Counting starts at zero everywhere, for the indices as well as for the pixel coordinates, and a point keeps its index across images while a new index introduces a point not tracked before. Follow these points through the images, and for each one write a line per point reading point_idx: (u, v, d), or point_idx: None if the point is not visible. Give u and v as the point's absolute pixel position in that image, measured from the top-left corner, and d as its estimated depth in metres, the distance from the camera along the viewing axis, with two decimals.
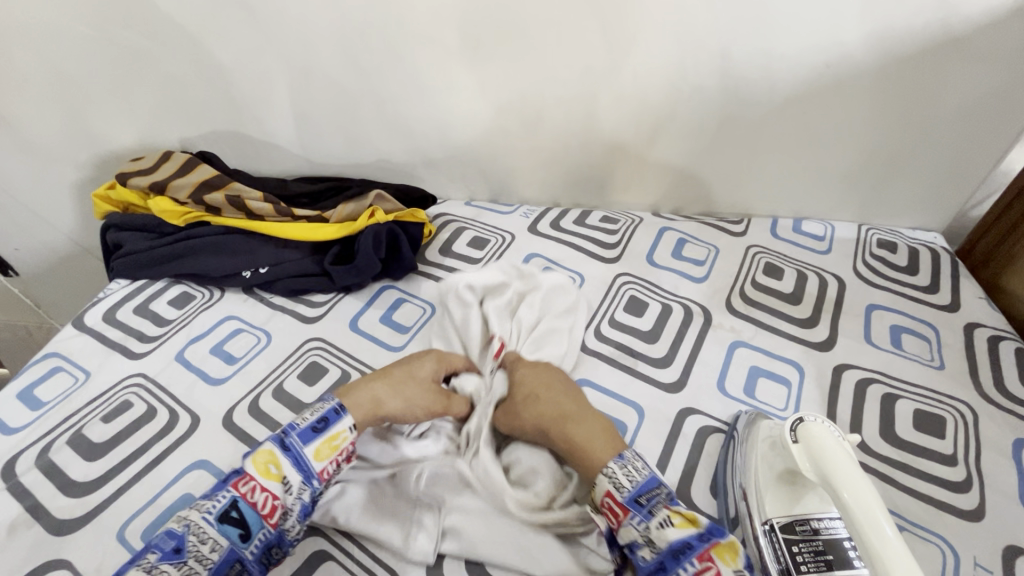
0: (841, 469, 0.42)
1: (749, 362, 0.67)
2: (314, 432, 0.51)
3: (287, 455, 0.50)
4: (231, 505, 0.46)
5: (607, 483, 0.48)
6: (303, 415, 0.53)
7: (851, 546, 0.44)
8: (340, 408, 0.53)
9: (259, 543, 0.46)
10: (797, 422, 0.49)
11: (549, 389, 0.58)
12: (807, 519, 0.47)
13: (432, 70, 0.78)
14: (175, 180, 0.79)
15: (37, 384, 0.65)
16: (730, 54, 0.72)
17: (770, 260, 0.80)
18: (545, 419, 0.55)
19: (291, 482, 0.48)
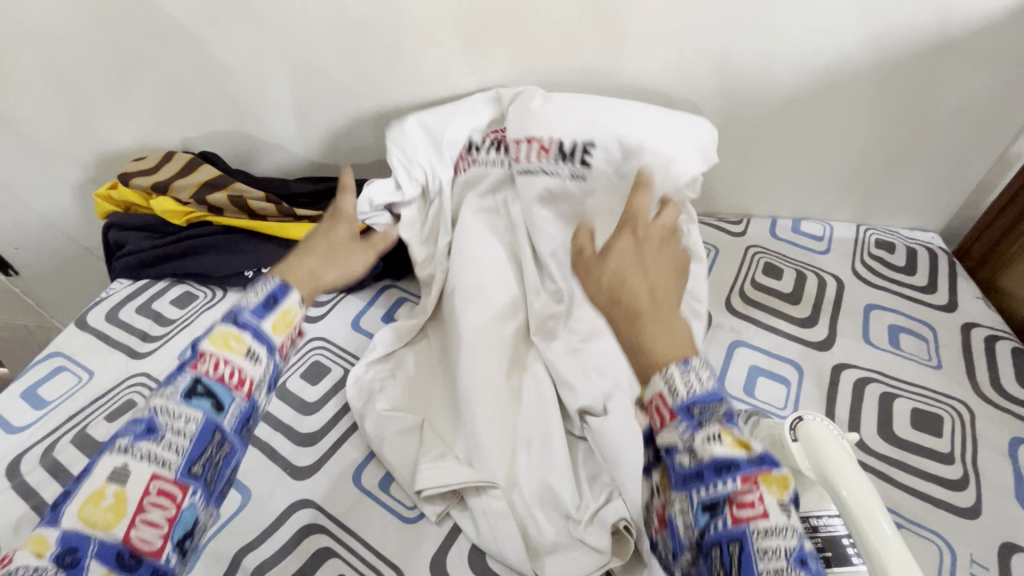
0: (842, 470, 0.43)
1: (749, 361, 0.68)
2: (263, 307, 0.44)
3: (244, 329, 0.42)
4: (196, 381, 0.40)
5: (659, 384, 0.38)
6: (248, 294, 0.45)
7: (849, 544, 0.46)
8: (286, 281, 0.46)
9: (237, 415, 0.41)
10: (796, 421, 0.49)
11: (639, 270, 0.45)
12: (807, 517, 0.47)
13: (434, 71, 0.79)
14: (177, 180, 0.78)
15: (41, 384, 0.65)
16: (730, 56, 0.73)
17: (770, 260, 0.80)
18: (615, 307, 0.44)
19: (255, 352, 0.42)
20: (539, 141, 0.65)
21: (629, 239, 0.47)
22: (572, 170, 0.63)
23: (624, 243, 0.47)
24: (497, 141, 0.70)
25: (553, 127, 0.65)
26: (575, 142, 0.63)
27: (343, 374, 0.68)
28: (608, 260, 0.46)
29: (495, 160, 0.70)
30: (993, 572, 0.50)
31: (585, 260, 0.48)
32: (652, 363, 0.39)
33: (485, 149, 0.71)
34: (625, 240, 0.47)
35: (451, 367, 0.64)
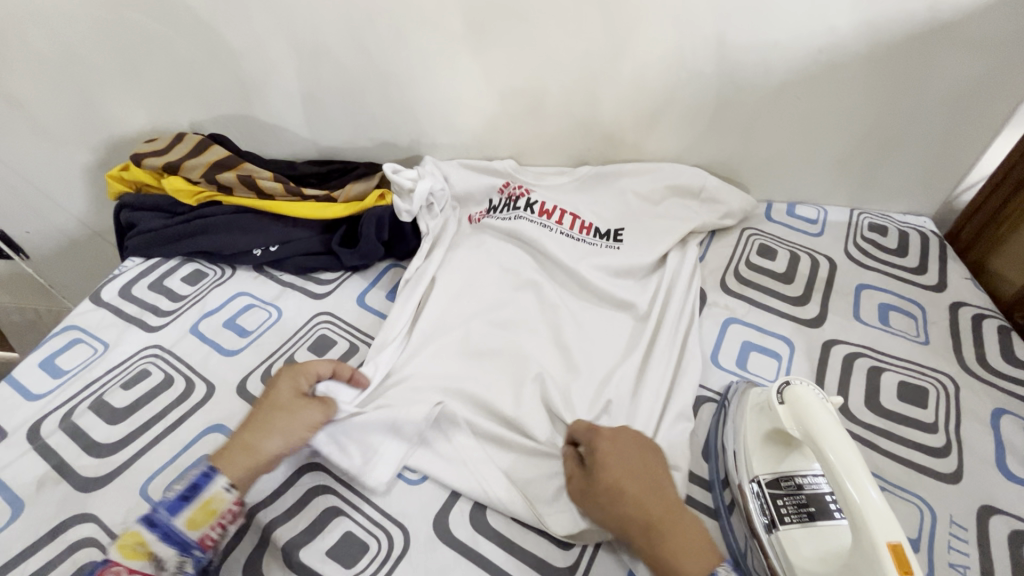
0: (825, 429, 0.45)
1: (742, 337, 0.70)
2: (183, 503, 0.50)
3: (154, 531, 0.48)
4: None
5: None
6: (174, 486, 0.51)
7: (832, 499, 0.48)
8: (210, 470, 0.51)
9: None
10: (784, 385, 0.51)
11: (631, 479, 0.51)
12: (792, 476, 0.50)
13: (437, 55, 0.81)
14: (188, 160, 0.80)
15: (57, 354, 0.67)
16: (726, 40, 0.74)
17: (765, 242, 0.82)
18: (633, 517, 0.49)
19: (162, 558, 0.47)
20: (581, 220, 0.80)
21: (606, 442, 0.54)
22: (608, 244, 0.78)
23: (603, 448, 0.54)
24: (507, 197, 0.82)
25: (592, 216, 0.81)
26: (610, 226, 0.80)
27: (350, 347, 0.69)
28: (596, 474, 0.52)
29: (532, 220, 0.79)
30: (971, 533, 0.52)
31: (577, 483, 0.54)
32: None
33: (500, 209, 0.81)
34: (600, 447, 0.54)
35: (454, 356, 0.66)
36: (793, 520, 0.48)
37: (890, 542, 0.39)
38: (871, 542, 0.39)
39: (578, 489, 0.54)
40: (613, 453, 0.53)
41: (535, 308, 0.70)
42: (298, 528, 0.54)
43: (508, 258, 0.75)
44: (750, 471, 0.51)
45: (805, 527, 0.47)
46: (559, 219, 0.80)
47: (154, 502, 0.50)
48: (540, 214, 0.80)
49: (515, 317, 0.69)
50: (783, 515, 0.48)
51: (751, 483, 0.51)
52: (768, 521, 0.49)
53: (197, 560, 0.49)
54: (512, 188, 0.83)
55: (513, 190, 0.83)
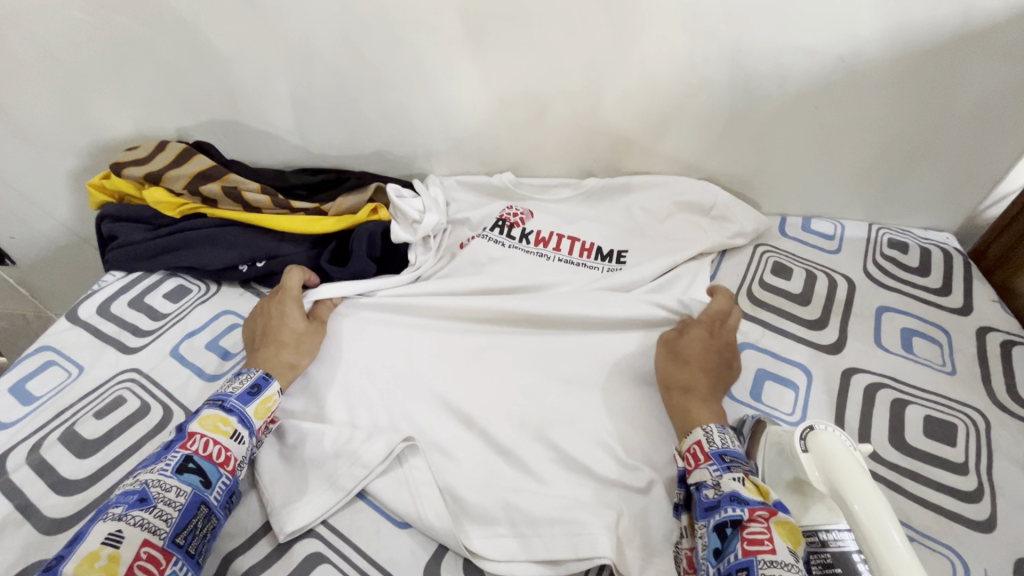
0: (857, 484, 0.40)
1: (756, 365, 0.66)
2: (250, 396, 0.55)
3: (231, 414, 0.53)
4: (187, 459, 0.49)
5: (699, 434, 0.51)
6: (232, 384, 0.56)
7: (860, 557, 0.43)
8: (268, 374, 0.58)
9: (220, 491, 0.49)
10: (808, 430, 0.47)
11: (703, 354, 0.59)
12: (815, 531, 0.46)
13: (434, 60, 0.76)
14: (170, 171, 0.76)
15: (29, 378, 0.64)
16: (742, 46, 0.70)
17: (779, 259, 0.78)
18: (683, 376, 0.58)
19: (239, 434, 0.53)
20: (582, 243, 0.78)
21: (702, 332, 0.61)
22: (609, 267, 0.76)
23: (699, 332, 0.61)
24: (503, 221, 0.79)
25: (594, 234, 0.78)
26: (611, 247, 0.77)
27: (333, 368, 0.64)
28: (683, 338, 0.61)
29: (529, 250, 0.77)
30: None
31: (667, 339, 0.62)
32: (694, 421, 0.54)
33: (496, 231, 0.78)
34: (700, 330, 0.62)
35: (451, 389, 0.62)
36: None
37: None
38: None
39: (664, 342, 0.62)
40: (706, 337, 0.61)
41: (533, 335, 0.66)
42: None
43: (509, 280, 0.72)
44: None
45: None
46: (557, 244, 0.77)
47: (218, 393, 0.55)
48: (536, 243, 0.77)
49: (509, 348, 0.65)
50: None
51: None
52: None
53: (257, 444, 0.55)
54: (510, 212, 0.80)
55: (510, 216, 0.80)
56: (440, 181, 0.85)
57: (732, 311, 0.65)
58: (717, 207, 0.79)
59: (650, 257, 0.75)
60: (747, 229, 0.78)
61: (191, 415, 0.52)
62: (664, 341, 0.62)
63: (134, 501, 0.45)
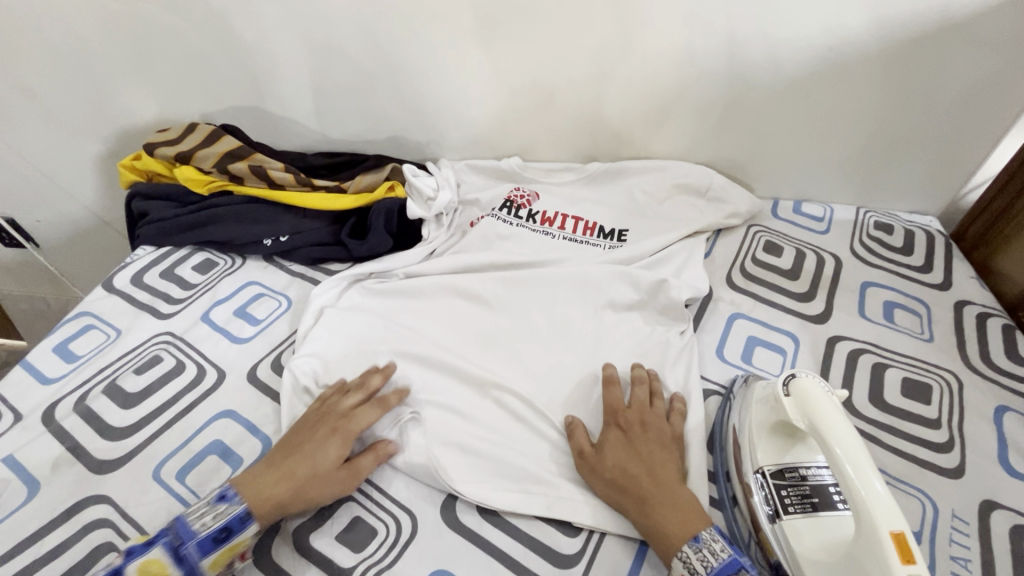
0: (831, 419, 0.46)
1: (747, 332, 0.70)
2: (212, 544, 0.48)
3: (180, 567, 0.47)
4: None
5: (681, 568, 0.47)
6: (202, 519, 0.49)
7: (835, 490, 0.49)
8: (245, 516, 0.50)
9: None
10: (790, 378, 0.52)
11: (642, 454, 0.54)
12: (796, 467, 0.51)
13: (447, 49, 0.81)
14: (200, 150, 0.81)
15: (71, 339, 0.68)
16: (736, 37, 0.75)
17: (770, 238, 0.83)
18: (630, 491, 0.52)
19: None
20: (585, 222, 0.83)
21: (617, 432, 0.56)
22: (611, 244, 0.80)
23: (614, 437, 0.56)
24: (510, 202, 0.84)
25: (597, 215, 0.83)
26: (613, 226, 0.82)
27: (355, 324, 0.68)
28: (601, 451, 0.55)
29: (536, 228, 0.82)
30: (973, 526, 0.53)
31: (586, 460, 0.55)
32: (670, 543, 0.48)
33: (505, 212, 0.83)
34: (614, 432, 0.56)
35: (465, 349, 0.67)
36: (797, 510, 0.48)
37: (894, 532, 0.39)
38: (874, 528, 0.40)
39: (586, 466, 0.55)
40: (633, 433, 0.56)
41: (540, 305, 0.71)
42: (305, 513, 0.55)
43: (518, 253, 0.77)
44: (754, 463, 0.52)
45: (807, 516, 0.48)
46: (562, 223, 0.82)
47: (182, 529, 0.48)
48: (542, 222, 0.82)
49: (517, 316, 0.70)
50: (787, 505, 0.49)
51: (755, 473, 0.51)
52: (772, 511, 0.49)
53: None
54: (517, 194, 0.85)
55: (517, 197, 0.85)
56: (451, 165, 0.90)
57: (641, 391, 0.60)
58: (713, 190, 0.83)
59: (649, 235, 0.80)
60: (741, 210, 0.83)
61: (141, 548, 0.47)
62: (582, 461, 0.55)
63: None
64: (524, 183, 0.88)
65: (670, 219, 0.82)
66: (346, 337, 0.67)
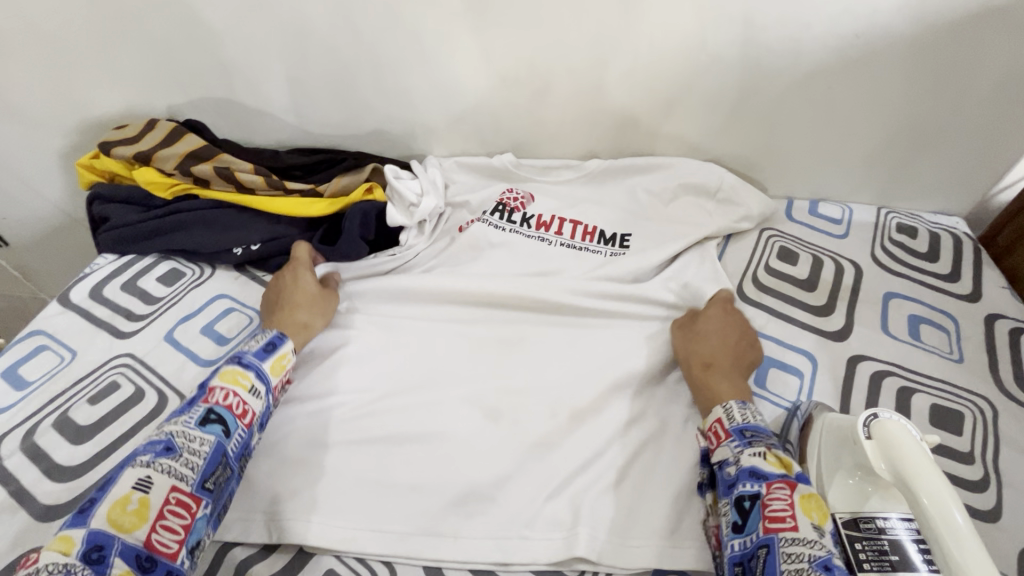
0: (921, 473, 0.40)
1: (761, 351, 0.64)
2: (265, 352, 0.56)
3: (248, 369, 0.54)
4: (209, 411, 0.50)
5: (720, 412, 0.52)
6: (250, 342, 0.57)
7: (917, 549, 0.42)
8: (281, 333, 0.59)
9: (238, 443, 0.50)
10: (871, 418, 0.46)
11: (723, 334, 0.61)
12: (871, 517, 0.44)
13: (432, 36, 0.74)
14: (160, 150, 0.74)
15: (22, 363, 0.63)
16: (753, 22, 0.67)
17: (785, 244, 0.76)
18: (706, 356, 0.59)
19: (257, 390, 0.53)
20: (584, 226, 0.76)
21: (719, 310, 0.63)
22: (613, 250, 0.74)
23: (714, 313, 0.63)
24: (503, 205, 0.78)
25: (597, 218, 0.77)
26: (615, 231, 0.75)
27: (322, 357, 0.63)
28: (699, 321, 0.62)
29: (531, 234, 0.75)
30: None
31: (682, 320, 0.64)
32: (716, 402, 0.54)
33: (496, 215, 0.77)
34: (717, 311, 0.63)
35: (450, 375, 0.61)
36: (871, 567, 0.42)
37: None
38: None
39: (680, 322, 0.63)
40: (719, 318, 0.62)
41: (532, 322, 0.66)
42: (275, 567, 0.50)
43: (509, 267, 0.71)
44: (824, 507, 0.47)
45: None
46: (559, 228, 0.76)
47: (238, 350, 0.56)
48: (538, 227, 0.76)
49: (509, 337, 0.64)
50: (860, 560, 0.43)
51: None
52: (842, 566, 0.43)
53: (271, 404, 0.55)
54: (509, 195, 0.79)
55: (511, 199, 0.78)
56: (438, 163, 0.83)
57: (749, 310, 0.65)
58: (723, 190, 0.77)
59: (653, 243, 0.73)
60: (754, 213, 0.76)
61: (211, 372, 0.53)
62: (677, 322, 0.64)
63: (161, 448, 0.46)
64: (518, 182, 0.82)
65: (678, 222, 0.76)
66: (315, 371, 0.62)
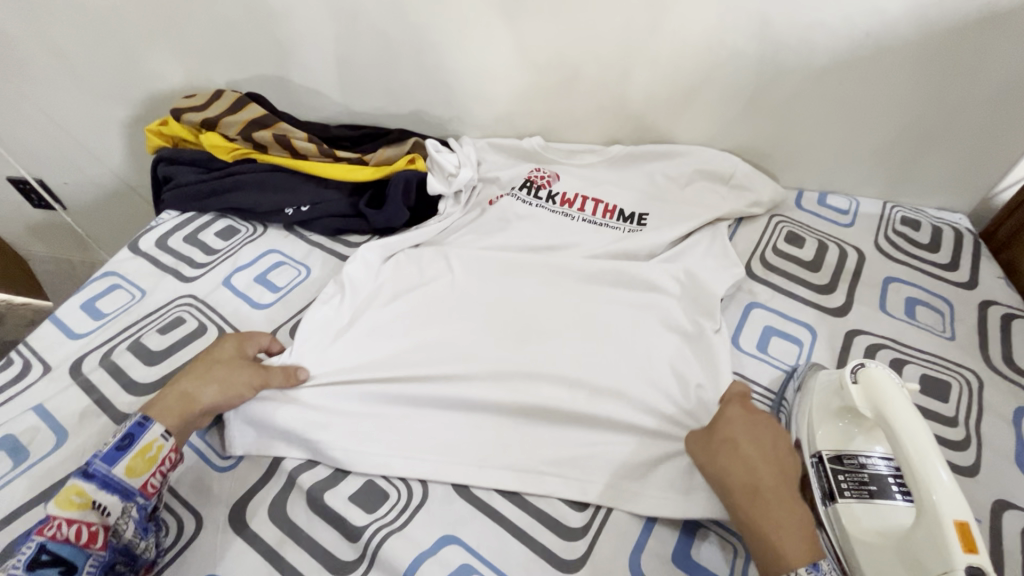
0: (899, 410, 0.45)
1: (765, 322, 0.70)
2: (119, 453, 0.49)
3: (92, 481, 0.48)
4: (39, 550, 0.43)
5: None
6: (105, 439, 0.50)
7: (895, 480, 0.48)
8: (144, 420, 0.51)
9: (93, 569, 0.45)
10: (858, 366, 0.51)
11: (755, 443, 0.51)
12: (855, 454, 0.50)
13: (474, 25, 0.80)
14: (225, 117, 0.82)
15: (98, 298, 0.70)
16: (771, 21, 0.73)
17: (793, 229, 0.81)
18: (739, 478, 0.49)
19: (103, 506, 0.47)
20: (605, 204, 0.82)
21: (740, 409, 0.55)
22: (631, 227, 0.80)
23: (734, 415, 0.54)
24: (530, 182, 0.84)
25: (617, 198, 0.83)
26: (633, 210, 0.81)
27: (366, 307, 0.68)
28: (719, 429, 0.53)
29: (556, 209, 0.82)
30: (985, 525, 0.52)
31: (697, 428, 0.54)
32: (777, 553, 0.44)
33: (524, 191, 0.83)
34: (736, 411, 0.54)
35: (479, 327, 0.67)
36: (852, 494, 0.48)
37: (958, 520, 0.39)
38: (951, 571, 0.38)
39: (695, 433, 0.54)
40: (745, 421, 0.53)
41: (553, 286, 0.72)
42: (320, 475, 0.56)
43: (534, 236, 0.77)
44: (812, 446, 0.52)
45: (864, 503, 0.47)
46: (581, 205, 0.82)
47: (87, 456, 0.49)
48: (562, 203, 0.82)
49: (532, 296, 0.70)
50: (843, 489, 0.48)
51: (812, 457, 0.51)
52: (827, 494, 0.49)
53: (143, 504, 0.49)
54: (537, 174, 0.85)
55: (538, 177, 0.85)
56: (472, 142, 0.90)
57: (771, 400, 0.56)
58: (737, 177, 0.82)
59: (669, 221, 0.79)
60: (764, 199, 0.81)
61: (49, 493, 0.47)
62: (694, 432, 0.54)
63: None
64: (545, 163, 0.88)
65: (693, 204, 0.81)
66: (369, 309, 0.67)
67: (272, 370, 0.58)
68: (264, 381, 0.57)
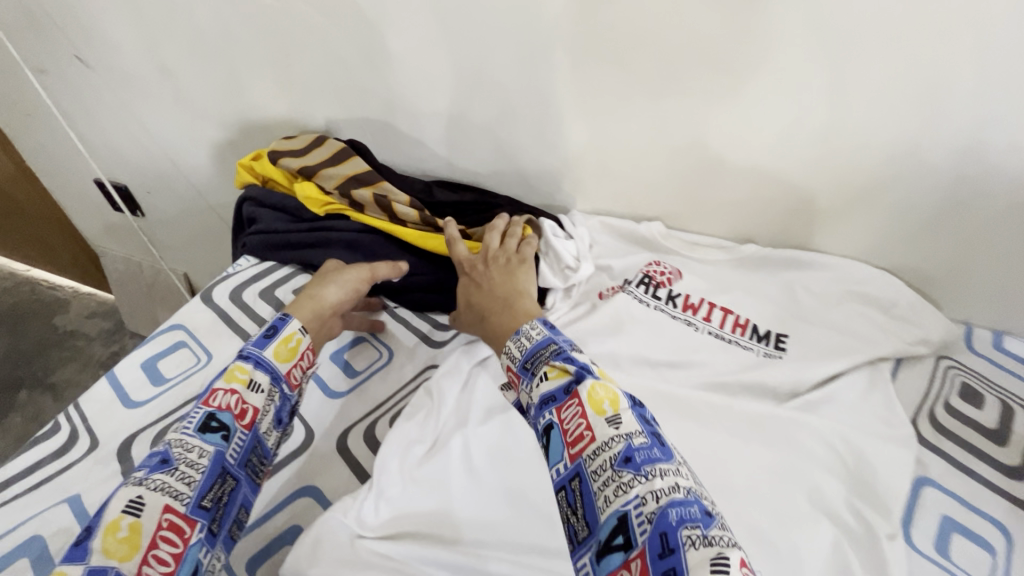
0: None
1: (941, 508, 0.55)
2: (266, 341, 0.54)
3: (249, 361, 0.51)
4: (208, 416, 0.46)
5: (506, 360, 0.52)
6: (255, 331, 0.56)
7: None
8: (284, 315, 0.57)
9: (241, 448, 0.47)
10: None
11: (480, 287, 0.64)
12: None
13: (612, 95, 0.71)
14: (326, 168, 0.75)
15: (161, 357, 0.63)
16: (986, 135, 0.59)
17: (967, 381, 0.66)
18: (486, 306, 0.61)
19: (258, 383, 0.50)
20: (735, 316, 0.70)
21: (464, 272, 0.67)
22: (767, 351, 0.67)
23: (464, 278, 0.66)
24: (649, 278, 0.73)
25: (750, 311, 0.71)
26: (770, 329, 0.68)
27: (455, 416, 0.58)
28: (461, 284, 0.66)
29: (676, 314, 0.70)
30: None
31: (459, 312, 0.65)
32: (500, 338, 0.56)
33: (637, 285, 0.72)
34: (465, 277, 0.66)
35: None
36: None
37: None
38: None
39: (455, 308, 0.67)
40: (474, 275, 0.66)
41: (671, 419, 0.60)
42: None
43: (648, 350, 0.66)
44: None
45: None
46: (707, 314, 0.70)
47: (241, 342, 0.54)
48: (684, 308, 0.71)
49: None
50: None
51: None
52: None
53: (285, 393, 0.53)
54: (656, 269, 0.74)
55: (657, 273, 0.73)
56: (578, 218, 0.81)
57: (495, 237, 0.69)
58: (900, 307, 0.68)
59: (815, 352, 0.66)
60: (934, 337, 0.67)
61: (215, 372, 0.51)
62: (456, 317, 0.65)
63: (158, 463, 0.44)
64: (663, 255, 0.78)
65: (844, 332, 0.68)
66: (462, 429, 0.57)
67: (375, 265, 0.67)
68: (375, 274, 0.66)
